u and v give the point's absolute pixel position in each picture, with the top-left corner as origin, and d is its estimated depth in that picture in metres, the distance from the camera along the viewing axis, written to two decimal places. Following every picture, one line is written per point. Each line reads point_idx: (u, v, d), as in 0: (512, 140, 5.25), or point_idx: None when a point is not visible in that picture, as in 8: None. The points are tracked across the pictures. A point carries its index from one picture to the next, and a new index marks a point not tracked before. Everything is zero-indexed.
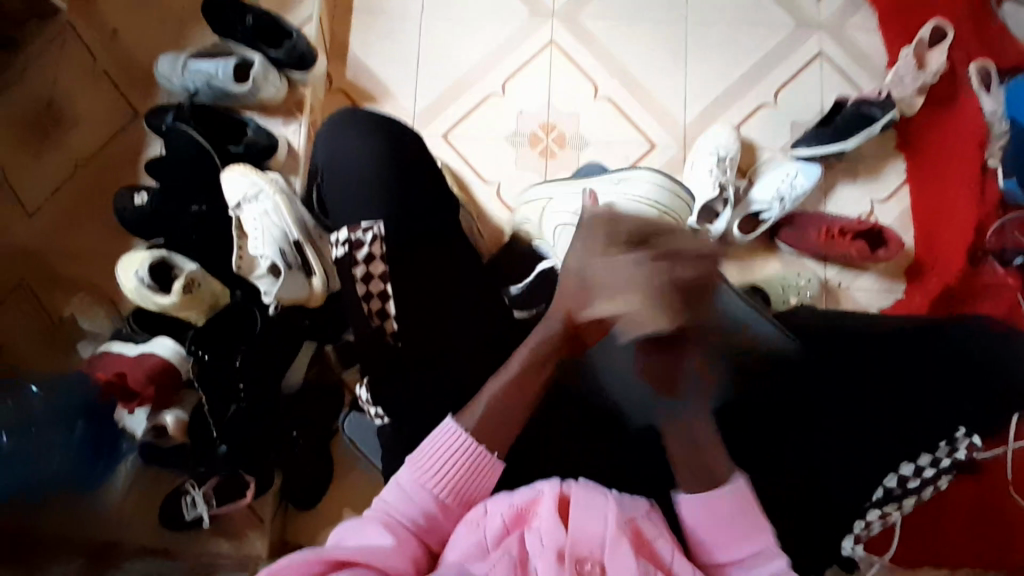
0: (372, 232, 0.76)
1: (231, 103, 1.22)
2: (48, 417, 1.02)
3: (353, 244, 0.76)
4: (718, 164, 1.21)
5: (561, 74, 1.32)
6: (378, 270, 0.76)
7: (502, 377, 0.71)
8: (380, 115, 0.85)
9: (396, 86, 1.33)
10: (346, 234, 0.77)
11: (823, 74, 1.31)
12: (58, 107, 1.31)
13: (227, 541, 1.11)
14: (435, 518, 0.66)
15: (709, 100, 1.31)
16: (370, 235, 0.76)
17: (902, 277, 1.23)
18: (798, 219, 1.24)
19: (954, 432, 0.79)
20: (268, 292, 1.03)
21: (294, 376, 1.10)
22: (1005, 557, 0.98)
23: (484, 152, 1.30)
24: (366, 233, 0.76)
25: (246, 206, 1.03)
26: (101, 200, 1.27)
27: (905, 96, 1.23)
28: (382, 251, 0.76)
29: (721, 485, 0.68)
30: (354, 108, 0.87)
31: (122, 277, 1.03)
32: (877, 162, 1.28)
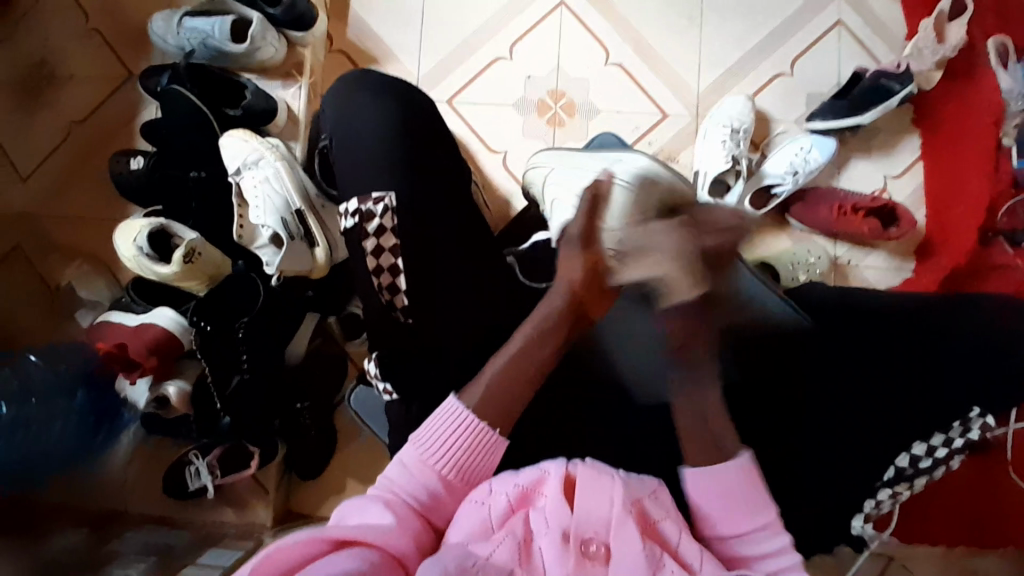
0: (384, 202, 0.74)
1: (228, 64, 1.17)
2: (52, 386, 1.00)
3: (363, 216, 0.74)
4: (732, 135, 1.18)
5: (572, 38, 1.27)
6: (389, 243, 0.73)
7: (506, 354, 0.69)
8: (391, 79, 0.83)
9: (400, 49, 1.28)
10: (356, 204, 0.74)
11: (842, 44, 1.27)
12: (48, 66, 1.25)
13: (233, 509, 1.13)
14: (439, 497, 0.64)
15: (723, 69, 1.27)
16: (380, 206, 0.74)
17: (912, 256, 1.22)
18: (810, 194, 1.21)
19: (968, 414, 0.77)
20: (269, 263, 1.00)
21: (297, 346, 1.08)
22: (1001, 533, 1.00)
23: (491, 119, 1.26)
24: (377, 203, 0.74)
25: (246, 172, 1.01)
26: (95, 164, 1.23)
27: (923, 70, 1.21)
28: (394, 223, 0.74)
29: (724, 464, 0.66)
30: (365, 71, 0.84)
31: (120, 244, 0.99)
32: (892, 138, 1.25)
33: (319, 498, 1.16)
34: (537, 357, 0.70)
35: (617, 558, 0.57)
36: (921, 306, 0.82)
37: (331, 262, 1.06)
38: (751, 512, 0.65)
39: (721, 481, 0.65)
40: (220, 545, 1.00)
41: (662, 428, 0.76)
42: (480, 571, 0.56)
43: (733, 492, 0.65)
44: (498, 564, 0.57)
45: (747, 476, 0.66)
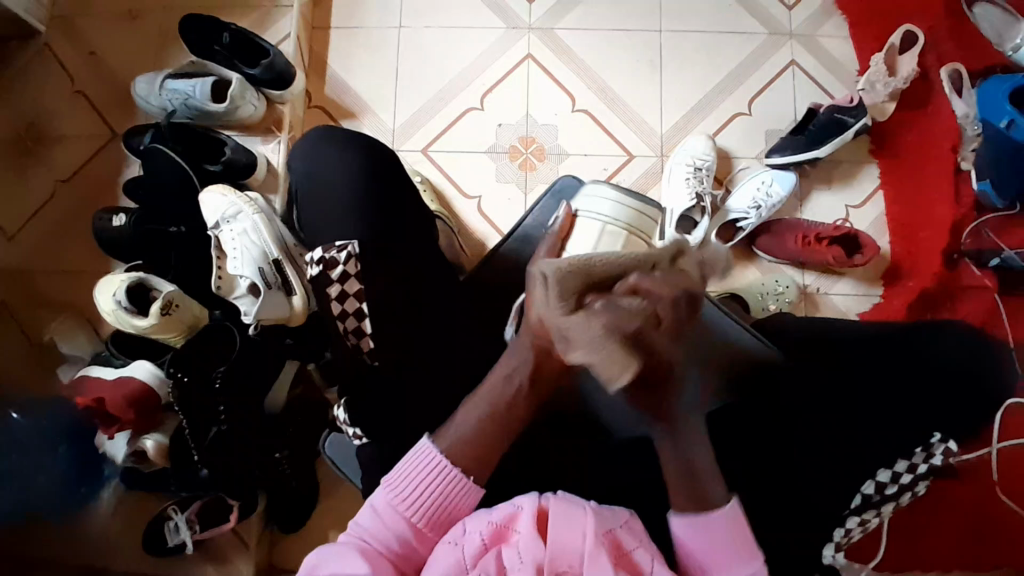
0: (346, 251, 0.76)
1: (209, 122, 1.22)
2: (33, 440, 1.01)
3: (326, 263, 0.76)
4: (695, 174, 1.23)
5: (540, 87, 1.34)
6: (352, 289, 0.76)
7: (480, 420, 0.69)
8: (356, 133, 0.86)
9: (377, 102, 1.34)
10: (320, 253, 0.77)
11: (797, 83, 1.33)
12: (35, 130, 1.30)
13: (212, 565, 1.10)
14: (410, 544, 0.65)
15: (685, 110, 1.33)
16: (344, 253, 0.76)
17: (880, 282, 1.25)
18: (775, 227, 1.25)
19: (930, 441, 0.81)
20: (247, 313, 1.01)
21: (276, 400, 1.10)
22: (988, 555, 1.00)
23: (467, 165, 1.31)
24: (340, 251, 0.76)
25: (225, 227, 1.04)
26: (78, 222, 1.26)
27: (878, 101, 1.27)
28: (357, 269, 0.76)
29: (712, 510, 0.66)
30: (331, 127, 0.87)
31: (100, 298, 1.01)
32: (851, 168, 1.30)
33: (301, 550, 1.14)
34: (510, 402, 0.70)
35: None
36: None
37: (308, 311, 1.08)
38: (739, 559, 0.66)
39: (709, 527, 0.66)
40: None
41: (634, 461, 0.77)
42: None
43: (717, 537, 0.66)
44: None
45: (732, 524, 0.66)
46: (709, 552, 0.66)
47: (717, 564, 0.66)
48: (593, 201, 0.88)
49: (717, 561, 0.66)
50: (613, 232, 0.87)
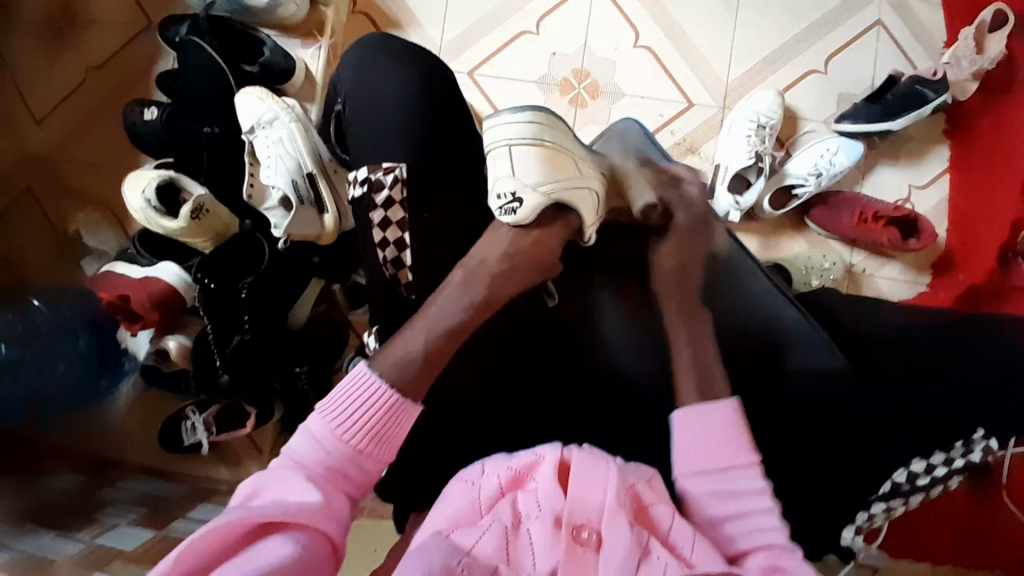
0: (393, 174, 0.73)
1: (248, 19, 1.15)
2: (54, 329, 0.96)
3: (371, 185, 0.73)
4: (756, 131, 1.16)
5: (601, 18, 1.24)
6: (395, 217, 0.73)
7: (425, 328, 0.67)
8: (410, 47, 0.80)
9: (425, 15, 1.25)
10: (366, 172, 0.74)
11: (880, 46, 1.22)
12: (68, 9, 1.23)
13: (226, 464, 1.14)
14: (354, 464, 0.63)
15: (755, 62, 1.23)
16: (391, 176, 0.73)
17: (929, 271, 1.19)
18: (832, 199, 1.18)
19: (972, 435, 0.73)
20: (276, 226, 0.98)
21: (299, 314, 1.08)
22: None
23: (514, 96, 1.23)
24: (386, 174, 0.73)
25: (259, 132, 0.99)
26: (109, 112, 1.22)
27: (959, 80, 1.16)
28: (402, 195, 0.73)
29: (713, 401, 0.68)
30: (383, 39, 0.81)
31: (129, 194, 0.98)
32: (922, 146, 1.21)
33: None
34: (448, 342, 0.67)
35: (608, 546, 0.56)
36: (945, 322, 0.78)
37: (340, 231, 1.04)
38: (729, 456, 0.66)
39: (707, 414, 0.67)
40: (210, 501, 1.01)
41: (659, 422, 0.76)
42: (468, 559, 0.55)
43: (717, 435, 0.66)
44: (483, 555, 0.56)
45: (734, 418, 0.67)
46: (706, 448, 0.66)
47: (710, 457, 0.66)
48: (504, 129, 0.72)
49: (712, 453, 0.66)
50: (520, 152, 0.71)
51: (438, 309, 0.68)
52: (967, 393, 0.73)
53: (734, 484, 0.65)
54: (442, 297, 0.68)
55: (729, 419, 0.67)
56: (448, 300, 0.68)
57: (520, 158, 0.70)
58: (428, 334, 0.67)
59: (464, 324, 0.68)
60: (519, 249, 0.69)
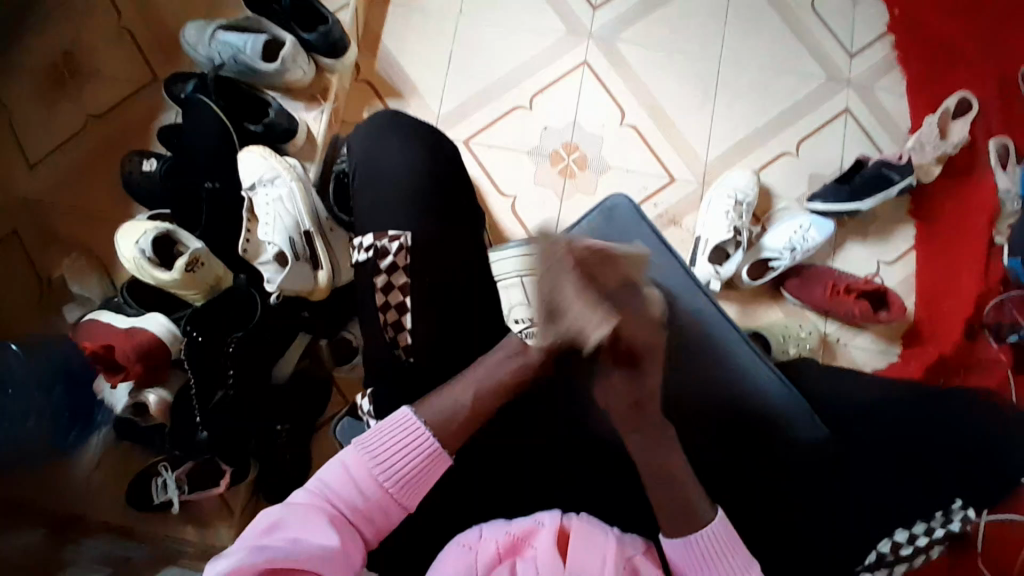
0: (398, 241, 0.76)
1: (254, 81, 1.20)
2: (29, 378, 0.97)
3: (377, 251, 0.76)
4: (735, 208, 1.22)
5: (591, 96, 1.32)
6: (399, 281, 0.76)
7: (452, 396, 0.70)
8: (417, 122, 0.85)
9: (425, 85, 1.32)
10: (371, 239, 0.77)
11: (847, 131, 1.32)
12: (75, 62, 1.27)
13: (195, 526, 1.08)
14: (378, 508, 0.66)
15: (733, 142, 1.31)
16: (396, 243, 0.76)
17: (899, 340, 1.24)
18: (805, 271, 1.24)
19: (950, 505, 0.73)
20: (270, 281, 0.99)
21: (283, 368, 1.07)
22: None
23: (506, 164, 1.29)
24: (392, 241, 0.76)
25: (260, 189, 1.01)
26: (106, 162, 1.23)
27: (924, 162, 1.25)
28: (405, 262, 0.76)
29: (700, 531, 0.65)
30: (393, 113, 0.86)
31: (123, 246, 0.99)
32: (889, 225, 1.29)
33: None
34: (490, 399, 0.71)
35: None
36: (918, 393, 0.82)
37: (333, 285, 1.06)
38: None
39: (697, 540, 0.65)
40: (177, 565, 0.96)
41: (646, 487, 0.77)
42: None
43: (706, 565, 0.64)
44: None
45: (726, 539, 0.65)
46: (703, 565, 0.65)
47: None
48: (502, 266, 0.85)
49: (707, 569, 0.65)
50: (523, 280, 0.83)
51: (485, 371, 0.71)
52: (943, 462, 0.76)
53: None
54: (484, 366, 0.72)
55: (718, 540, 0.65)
56: (488, 369, 0.71)
57: (525, 285, 0.83)
58: (472, 394, 0.70)
59: (508, 382, 0.72)
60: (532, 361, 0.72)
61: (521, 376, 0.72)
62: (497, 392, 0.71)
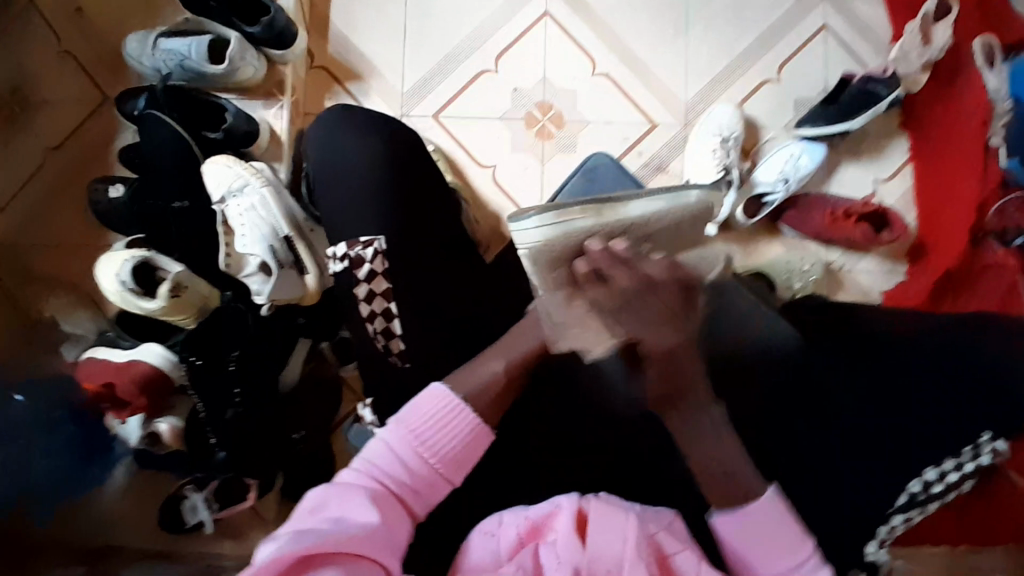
0: (372, 247, 0.74)
1: (206, 86, 1.15)
2: (39, 425, 0.96)
3: (352, 260, 0.74)
4: (722, 145, 1.18)
5: (557, 48, 1.26)
6: (380, 288, 0.74)
7: (477, 378, 0.69)
8: (371, 116, 0.82)
9: (385, 63, 1.26)
10: (344, 248, 0.75)
11: (828, 48, 1.26)
12: (23, 95, 1.22)
13: (231, 540, 1.10)
14: (419, 484, 0.64)
15: (711, 76, 1.26)
16: (370, 250, 0.74)
17: (904, 259, 1.22)
18: (800, 202, 1.20)
19: (978, 439, 0.76)
20: (258, 292, 0.97)
21: (290, 374, 1.06)
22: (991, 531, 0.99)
23: (479, 134, 1.25)
24: (365, 248, 0.74)
25: (230, 201, 0.98)
26: (73, 193, 1.20)
27: (910, 73, 1.19)
28: (383, 267, 0.74)
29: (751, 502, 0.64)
30: (345, 111, 0.83)
31: (104, 279, 0.96)
32: (880, 140, 1.25)
33: None
34: (516, 376, 0.72)
35: None
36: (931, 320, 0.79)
37: (323, 288, 1.04)
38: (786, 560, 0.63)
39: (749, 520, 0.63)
40: None
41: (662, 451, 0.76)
42: None
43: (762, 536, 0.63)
44: None
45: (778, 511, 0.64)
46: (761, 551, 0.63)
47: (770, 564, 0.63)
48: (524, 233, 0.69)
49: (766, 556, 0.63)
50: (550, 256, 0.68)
51: (517, 342, 0.74)
52: None
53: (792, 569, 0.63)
54: (517, 336, 0.74)
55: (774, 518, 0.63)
56: (520, 340, 0.74)
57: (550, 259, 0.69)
58: (502, 366, 0.71)
59: (538, 353, 0.74)
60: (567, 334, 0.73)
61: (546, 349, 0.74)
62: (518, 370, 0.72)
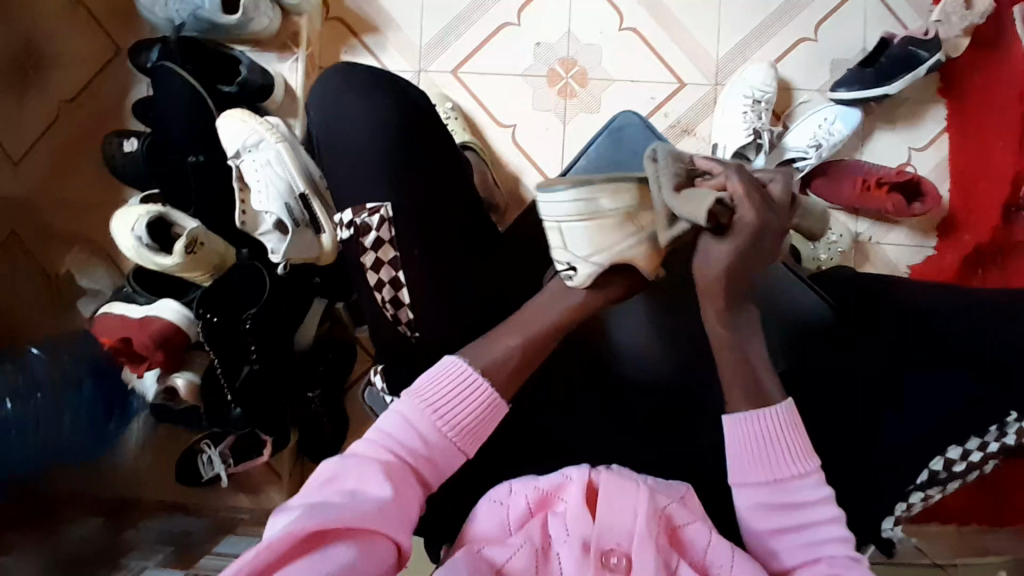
0: (378, 214, 0.71)
1: (220, 36, 1.11)
2: (57, 374, 0.92)
3: (358, 228, 0.72)
4: (754, 107, 1.13)
5: (583, 1, 1.20)
6: (387, 256, 0.72)
7: (498, 346, 0.68)
8: (378, 71, 0.78)
9: (403, 15, 1.21)
10: (350, 215, 0.72)
11: (870, 5, 1.19)
12: (34, 43, 1.18)
13: (246, 494, 1.13)
14: (438, 458, 0.64)
15: (744, 34, 1.20)
16: (376, 217, 0.71)
17: (934, 233, 1.18)
18: (832, 168, 1.16)
19: (1004, 419, 0.71)
20: (275, 251, 0.96)
21: (305, 333, 1.06)
22: (999, 509, 1.00)
23: (498, 92, 1.20)
24: (372, 215, 0.71)
25: (246, 156, 0.96)
26: (87, 147, 1.18)
27: (952, 37, 1.13)
28: (391, 235, 0.71)
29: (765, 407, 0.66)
30: (347, 67, 0.78)
31: (119, 235, 0.96)
32: (919, 106, 1.19)
33: None
34: (538, 350, 0.69)
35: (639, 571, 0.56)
36: (969, 298, 0.75)
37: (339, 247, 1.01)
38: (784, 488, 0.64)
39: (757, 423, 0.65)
40: (236, 534, 1.01)
41: (679, 422, 0.76)
42: None
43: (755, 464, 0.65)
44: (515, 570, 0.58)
45: (790, 422, 0.65)
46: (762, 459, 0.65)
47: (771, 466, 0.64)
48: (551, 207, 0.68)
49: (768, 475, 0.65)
50: (571, 228, 0.68)
51: (541, 312, 0.70)
52: (993, 370, 0.72)
53: (791, 495, 0.64)
54: (540, 308, 0.70)
55: (778, 441, 0.65)
56: (545, 310, 0.70)
57: (572, 233, 0.68)
58: (523, 334, 0.69)
59: (559, 327, 0.70)
60: (589, 305, 0.70)
61: (570, 324, 0.70)
62: (543, 338, 0.69)
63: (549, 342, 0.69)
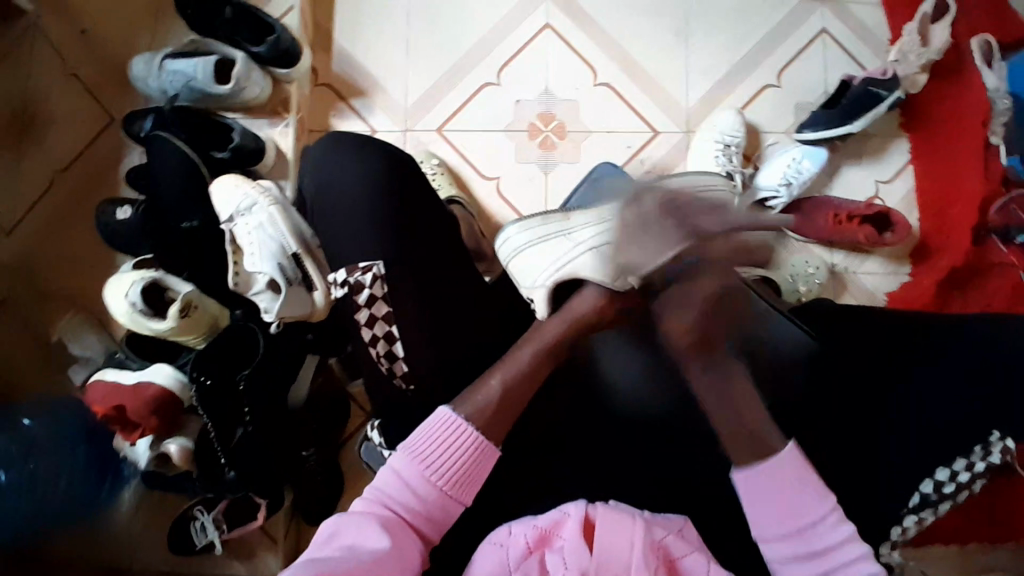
0: (371, 272, 0.74)
1: (211, 104, 1.16)
2: (47, 447, 0.95)
3: (352, 287, 0.74)
4: (724, 151, 1.19)
5: (559, 60, 1.27)
6: (381, 312, 0.73)
7: (488, 391, 0.69)
8: (372, 138, 0.82)
9: (388, 79, 1.27)
10: (345, 275, 0.75)
11: (828, 52, 1.27)
12: (25, 116, 1.22)
13: (241, 559, 1.10)
14: (433, 507, 0.65)
15: (711, 82, 1.27)
16: (370, 275, 0.74)
17: (908, 259, 1.22)
18: (804, 203, 1.21)
19: (990, 439, 0.73)
20: (267, 310, 0.98)
21: (299, 389, 1.07)
22: (1003, 531, 1.00)
23: (480, 146, 1.25)
24: (365, 273, 0.74)
25: (238, 219, 0.98)
26: (77, 214, 1.20)
27: (910, 74, 1.19)
28: (384, 292, 0.74)
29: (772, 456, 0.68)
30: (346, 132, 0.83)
31: (112, 302, 0.97)
32: (881, 142, 1.25)
33: None
34: (523, 391, 0.70)
35: None
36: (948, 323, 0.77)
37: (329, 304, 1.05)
38: (816, 501, 0.67)
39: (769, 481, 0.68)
40: None
41: (673, 459, 0.76)
42: None
43: (784, 480, 0.67)
44: None
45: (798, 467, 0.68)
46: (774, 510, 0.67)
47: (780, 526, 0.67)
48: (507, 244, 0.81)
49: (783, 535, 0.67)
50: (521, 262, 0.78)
51: (534, 339, 0.72)
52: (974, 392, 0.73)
53: (812, 542, 0.67)
54: (528, 342, 0.72)
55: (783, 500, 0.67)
56: (532, 341, 0.72)
57: (522, 267, 0.78)
58: (512, 371, 0.70)
59: (540, 369, 0.71)
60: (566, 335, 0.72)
61: (549, 361, 0.72)
62: (531, 376, 0.71)
63: (542, 370, 0.71)
